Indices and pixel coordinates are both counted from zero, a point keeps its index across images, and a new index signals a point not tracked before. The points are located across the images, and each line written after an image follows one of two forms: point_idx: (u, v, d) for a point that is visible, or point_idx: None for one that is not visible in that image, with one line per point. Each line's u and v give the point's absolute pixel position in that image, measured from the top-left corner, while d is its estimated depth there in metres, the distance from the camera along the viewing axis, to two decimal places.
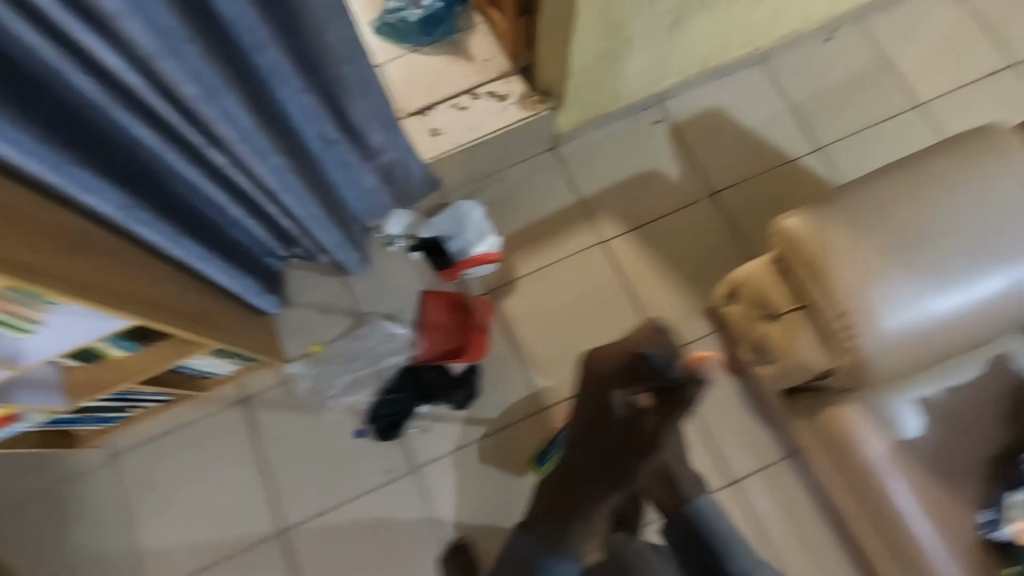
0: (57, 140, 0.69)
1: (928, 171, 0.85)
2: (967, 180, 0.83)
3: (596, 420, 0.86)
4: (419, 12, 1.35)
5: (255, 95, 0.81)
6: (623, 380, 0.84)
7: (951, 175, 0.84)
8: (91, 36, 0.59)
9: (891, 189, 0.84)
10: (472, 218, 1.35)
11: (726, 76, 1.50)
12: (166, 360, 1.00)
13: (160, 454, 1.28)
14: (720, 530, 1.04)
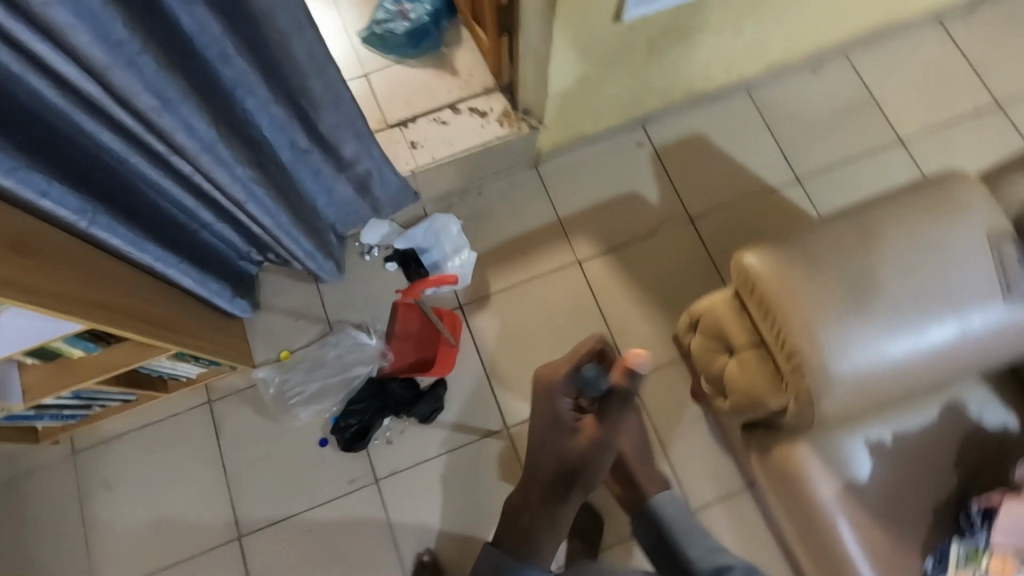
0: (16, 145, 0.69)
1: (888, 215, 0.86)
2: (926, 225, 0.84)
3: (547, 431, 0.85)
4: (406, 24, 1.37)
5: (221, 105, 0.81)
6: (566, 388, 0.85)
7: (911, 219, 0.85)
8: (43, 45, 0.59)
9: (850, 232, 0.85)
10: (449, 232, 1.37)
11: (710, 103, 1.52)
12: (127, 362, 1.01)
13: (122, 452, 1.28)
14: (691, 530, 0.92)
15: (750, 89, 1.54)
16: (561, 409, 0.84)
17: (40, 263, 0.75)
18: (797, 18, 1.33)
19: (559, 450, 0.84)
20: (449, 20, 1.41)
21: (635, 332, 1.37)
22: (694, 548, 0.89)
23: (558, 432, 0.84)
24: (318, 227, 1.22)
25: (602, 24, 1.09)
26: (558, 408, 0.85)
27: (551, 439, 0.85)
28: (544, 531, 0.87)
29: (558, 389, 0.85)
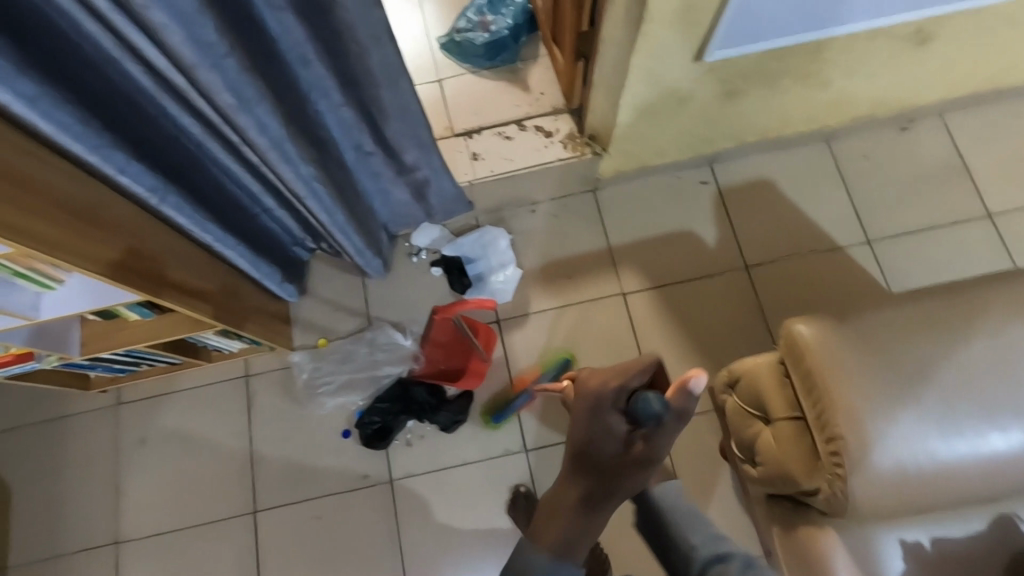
0: (103, 124, 0.74)
1: (956, 307, 0.81)
2: (998, 323, 0.79)
3: (593, 445, 0.72)
4: (485, 36, 1.40)
5: (295, 105, 0.84)
6: (618, 399, 0.73)
7: (979, 314, 0.80)
8: (141, 40, 0.63)
9: (912, 318, 0.81)
10: (498, 246, 1.38)
11: (784, 149, 1.46)
12: (174, 331, 1.06)
13: (159, 412, 1.35)
14: (691, 514, 0.85)
15: (831, 139, 1.47)
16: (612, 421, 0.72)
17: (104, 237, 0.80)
18: (892, 74, 1.26)
19: (607, 467, 0.71)
20: (528, 36, 1.43)
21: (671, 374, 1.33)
22: (694, 531, 0.84)
23: (608, 446, 0.71)
24: (372, 226, 1.24)
25: (682, 62, 1.06)
26: (609, 424, 0.72)
27: (598, 454, 0.71)
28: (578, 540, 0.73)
29: (610, 402, 0.73)
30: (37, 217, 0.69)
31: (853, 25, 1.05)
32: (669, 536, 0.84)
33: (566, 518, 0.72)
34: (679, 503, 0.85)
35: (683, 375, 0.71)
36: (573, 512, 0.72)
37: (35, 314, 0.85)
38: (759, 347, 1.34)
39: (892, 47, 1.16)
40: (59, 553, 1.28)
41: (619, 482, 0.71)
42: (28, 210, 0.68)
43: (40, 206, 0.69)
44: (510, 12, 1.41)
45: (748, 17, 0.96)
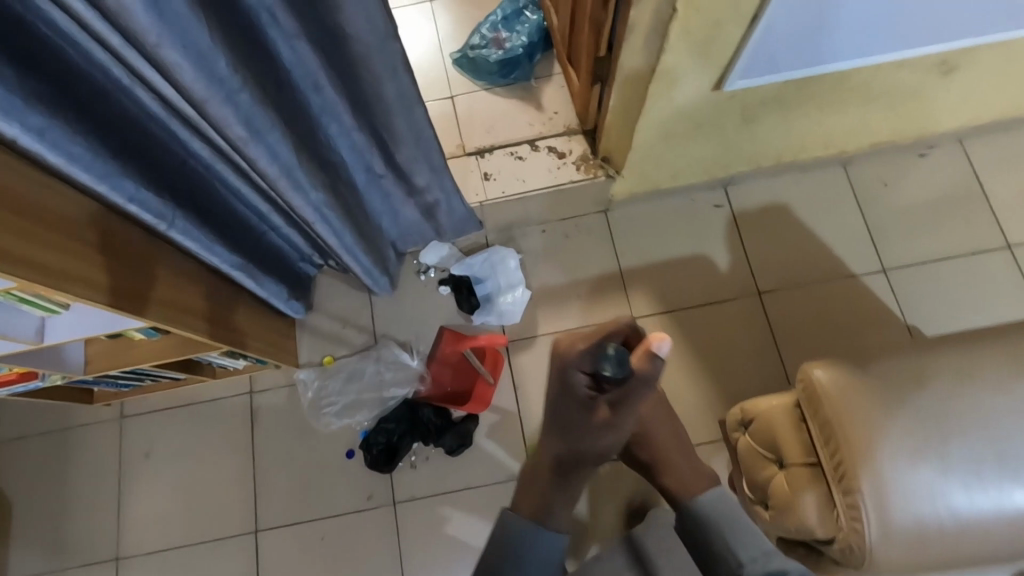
0: (113, 152, 0.72)
1: (981, 356, 0.79)
2: (1020, 374, 0.77)
3: (561, 407, 0.82)
4: (499, 53, 1.38)
5: (307, 131, 0.83)
6: (584, 364, 0.78)
7: (1001, 363, 0.78)
8: (152, 73, 0.61)
9: (934, 367, 0.79)
10: (508, 266, 1.36)
11: (800, 173, 1.44)
12: (176, 352, 1.05)
13: (163, 426, 1.34)
14: (739, 527, 0.93)
15: (848, 163, 1.44)
16: (576, 384, 0.78)
17: (111, 264, 0.78)
18: (915, 102, 1.23)
19: (572, 427, 0.81)
20: (542, 53, 1.41)
21: (680, 400, 1.31)
22: (742, 548, 0.91)
23: (572, 409, 0.81)
24: (379, 245, 1.23)
25: (700, 91, 1.04)
26: (573, 391, 0.79)
27: (564, 416, 0.82)
28: (550, 499, 0.92)
29: (574, 367, 0.78)
30: (47, 250, 0.68)
31: (877, 55, 1.02)
32: (718, 549, 0.93)
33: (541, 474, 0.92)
34: (727, 518, 0.94)
35: (650, 340, 0.74)
36: (546, 467, 0.90)
37: (39, 339, 0.84)
38: (770, 375, 1.32)
39: (914, 76, 1.13)
40: (60, 566, 1.27)
41: (583, 438, 0.82)
42: (35, 243, 0.66)
43: (47, 238, 0.68)
44: (524, 28, 1.39)
45: (771, 46, 0.93)
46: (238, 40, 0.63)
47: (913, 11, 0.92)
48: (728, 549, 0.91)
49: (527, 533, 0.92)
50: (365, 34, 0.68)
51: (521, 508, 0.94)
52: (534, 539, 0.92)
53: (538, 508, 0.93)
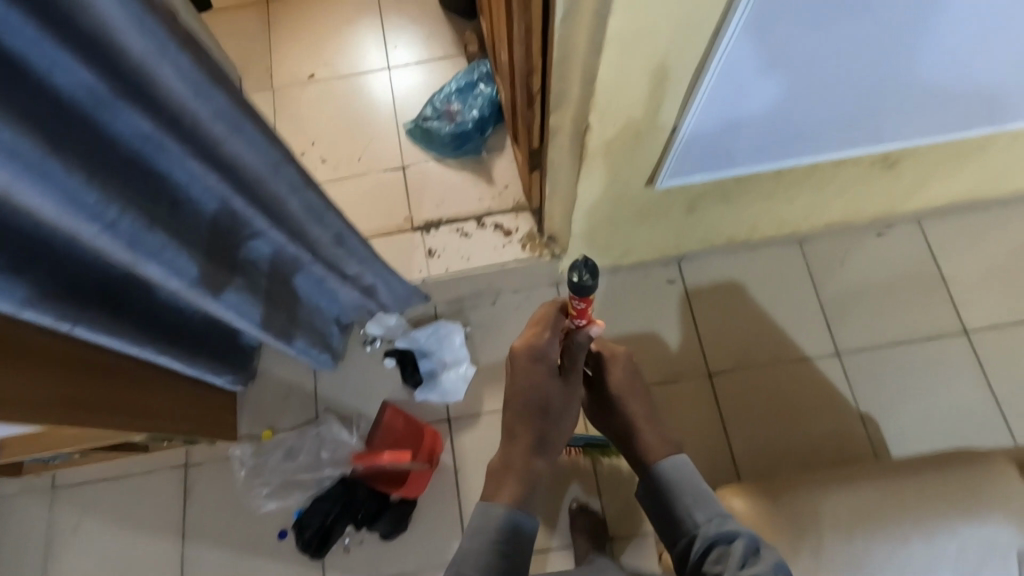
0: (9, 269, 0.68)
1: (883, 498, 0.88)
2: (912, 517, 0.86)
3: (542, 391, 0.80)
4: (450, 125, 1.37)
5: (216, 237, 0.81)
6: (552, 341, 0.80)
7: (900, 506, 0.87)
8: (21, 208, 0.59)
9: (840, 506, 0.88)
10: (453, 342, 1.34)
11: (755, 250, 1.42)
12: (88, 442, 1.02)
13: (93, 500, 1.30)
14: (701, 489, 0.86)
15: (804, 240, 1.42)
16: (548, 358, 0.80)
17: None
18: (864, 191, 1.21)
19: (549, 403, 0.80)
20: (494, 126, 1.40)
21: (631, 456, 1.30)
22: (700, 510, 0.85)
23: (551, 386, 0.80)
24: (317, 324, 1.21)
25: (633, 187, 1.03)
26: (550, 367, 0.80)
27: (546, 397, 0.80)
28: (533, 487, 0.79)
29: (545, 348, 0.79)
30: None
31: (810, 154, 1.01)
32: (677, 512, 0.86)
33: (519, 462, 0.80)
34: (693, 490, 0.86)
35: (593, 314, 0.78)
36: (524, 456, 0.80)
37: None
38: (718, 461, 1.28)
39: (859, 170, 1.11)
40: None
41: (559, 412, 0.81)
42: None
43: None
44: (477, 102, 1.38)
45: (697, 152, 0.93)
46: (115, 173, 0.62)
47: (839, 117, 0.91)
48: (686, 514, 0.85)
49: (510, 525, 0.77)
50: (256, 161, 0.67)
51: (501, 500, 0.78)
52: (518, 530, 0.77)
53: (519, 497, 0.78)
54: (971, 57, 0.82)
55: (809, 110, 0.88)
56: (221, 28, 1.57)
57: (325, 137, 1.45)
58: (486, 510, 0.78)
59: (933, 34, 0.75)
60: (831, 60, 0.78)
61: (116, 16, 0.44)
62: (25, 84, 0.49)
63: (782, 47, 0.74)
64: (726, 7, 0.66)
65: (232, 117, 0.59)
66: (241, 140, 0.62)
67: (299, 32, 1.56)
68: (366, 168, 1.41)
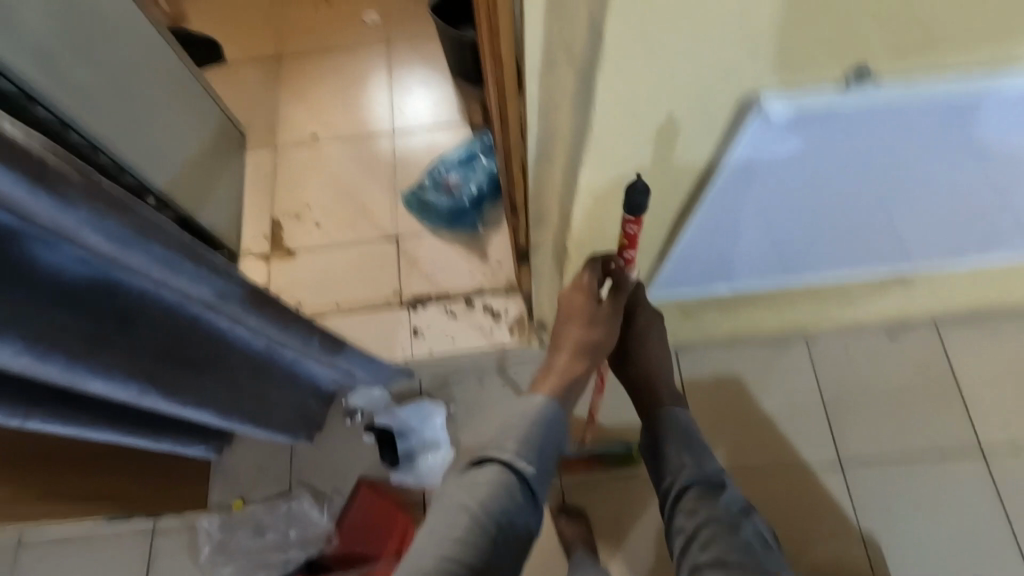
0: None
1: None
2: None
3: (584, 316, 0.76)
4: (447, 199, 1.34)
5: (174, 340, 0.78)
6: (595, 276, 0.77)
7: None
8: None
9: None
10: (434, 423, 1.29)
11: (757, 345, 1.35)
12: (25, 518, 0.97)
13: (54, 562, 1.25)
14: (698, 435, 0.80)
15: (811, 338, 1.34)
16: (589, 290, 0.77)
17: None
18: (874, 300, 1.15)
19: (588, 327, 0.76)
20: (492, 202, 1.37)
21: (622, 522, 1.23)
22: (693, 456, 0.78)
23: (590, 313, 0.76)
24: (296, 402, 1.17)
25: None
26: (592, 298, 0.77)
27: (586, 319, 0.76)
28: (573, 388, 0.74)
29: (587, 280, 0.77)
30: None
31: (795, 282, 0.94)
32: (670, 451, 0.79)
33: (559, 366, 0.75)
34: (690, 430, 0.80)
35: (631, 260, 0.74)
36: (565, 361, 0.75)
37: None
38: None
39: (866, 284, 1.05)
40: None
41: (598, 335, 0.76)
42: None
43: None
44: (476, 176, 1.35)
45: (689, 275, 0.87)
46: (45, 303, 0.58)
47: (844, 262, 0.85)
48: (676, 455, 0.78)
49: (542, 410, 0.69)
50: (203, 289, 0.64)
51: (537, 395, 0.72)
52: (550, 415, 0.69)
53: (560, 393, 0.72)
54: (991, 216, 0.76)
55: (799, 250, 0.82)
56: (230, 82, 1.57)
57: (322, 200, 1.43)
58: (527, 402, 0.70)
59: (943, 189, 0.69)
60: (832, 211, 0.72)
61: (19, 198, 0.40)
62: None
63: (755, 200, 0.68)
64: (711, 160, 0.63)
65: (167, 258, 0.55)
66: (184, 279, 0.59)
67: (306, 91, 1.55)
68: (360, 235, 1.38)
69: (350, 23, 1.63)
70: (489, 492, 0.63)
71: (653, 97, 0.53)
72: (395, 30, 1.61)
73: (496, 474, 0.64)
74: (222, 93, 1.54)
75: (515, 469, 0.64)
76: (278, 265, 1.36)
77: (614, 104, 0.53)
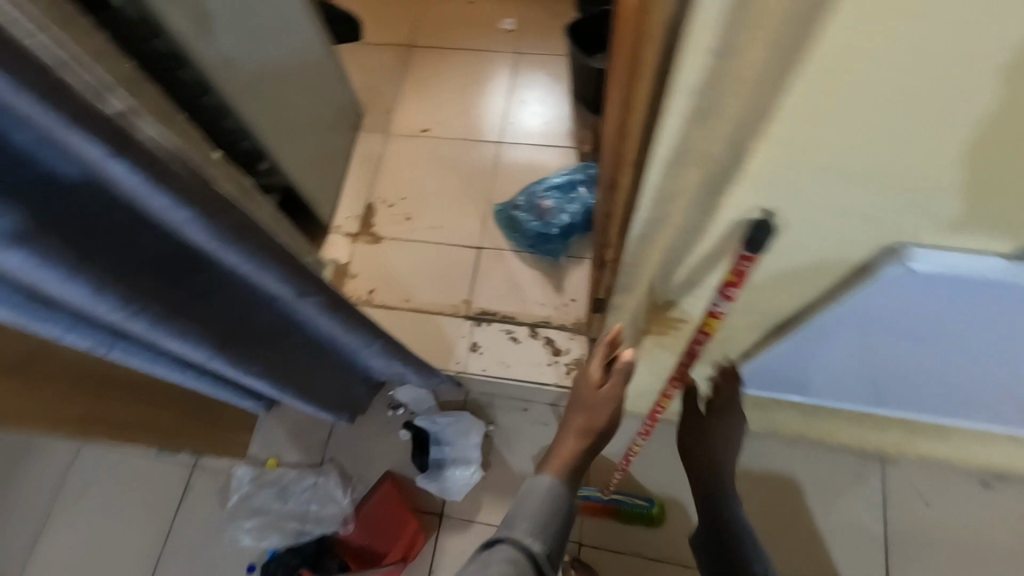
0: None
1: None
2: None
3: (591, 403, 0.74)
4: (537, 222, 1.32)
5: (251, 314, 0.81)
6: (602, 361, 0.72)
7: None
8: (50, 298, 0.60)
9: None
10: (470, 439, 1.28)
11: (825, 451, 1.24)
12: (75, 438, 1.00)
13: (107, 469, 1.36)
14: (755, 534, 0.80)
15: (888, 461, 1.22)
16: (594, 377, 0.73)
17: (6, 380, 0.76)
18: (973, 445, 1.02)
19: (594, 415, 0.74)
20: (581, 234, 1.34)
21: None
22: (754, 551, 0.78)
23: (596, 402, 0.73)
24: (348, 385, 1.20)
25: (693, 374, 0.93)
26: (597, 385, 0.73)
27: (592, 407, 0.74)
28: (578, 470, 0.75)
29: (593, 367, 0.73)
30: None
31: (859, 403, 0.87)
32: (732, 542, 0.79)
33: (565, 449, 0.75)
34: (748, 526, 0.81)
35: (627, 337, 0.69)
36: (571, 445, 0.75)
37: None
38: None
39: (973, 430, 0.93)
40: None
41: (603, 423, 0.74)
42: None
43: None
44: (571, 206, 1.32)
45: (769, 373, 0.83)
46: (143, 268, 0.62)
47: (941, 402, 0.79)
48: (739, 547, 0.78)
49: (550, 497, 0.70)
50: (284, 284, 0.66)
51: (543, 478, 0.73)
52: (554, 501, 0.70)
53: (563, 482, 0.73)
54: None
55: (892, 381, 0.77)
56: (361, 63, 1.63)
57: (417, 196, 1.45)
58: (530, 488, 0.71)
59: None
60: (947, 358, 0.67)
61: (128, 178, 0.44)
62: (58, 190, 0.51)
63: (866, 328, 0.63)
64: (843, 277, 0.56)
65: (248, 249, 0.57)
66: (268, 272, 0.62)
67: (428, 86, 1.59)
68: (444, 237, 1.39)
69: (486, 27, 1.64)
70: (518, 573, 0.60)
71: (786, 212, 0.48)
72: (527, 42, 1.61)
73: (510, 554, 0.62)
74: (352, 72, 1.61)
75: (526, 547, 0.63)
76: (361, 248, 1.40)
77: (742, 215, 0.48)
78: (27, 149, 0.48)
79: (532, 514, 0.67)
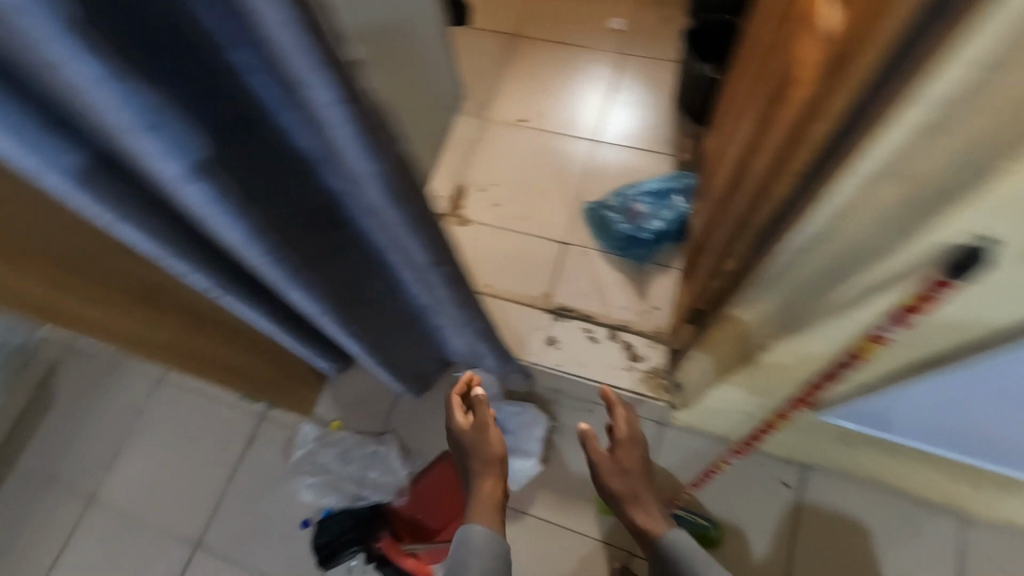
0: None
1: None
2: None
3: (476, 443, 1.03)
4: (628, 225, 1.31)
5: (363, 278, 0.82)
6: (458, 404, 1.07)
7: None
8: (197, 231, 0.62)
9: None
10: (533, 431, 1.29)
11: (899, 500, 1.19)
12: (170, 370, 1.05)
13: (182, 406, 1.42)
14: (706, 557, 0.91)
15: (968, 521, 1.16)
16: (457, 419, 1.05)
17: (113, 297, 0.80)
18: None
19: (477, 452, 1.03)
20: (670, 243, 1.32)
21: None
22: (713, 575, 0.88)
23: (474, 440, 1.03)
24: (423, 360, 1.21)
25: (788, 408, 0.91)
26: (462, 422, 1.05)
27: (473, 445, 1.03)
28: (499, 507, 0.99)
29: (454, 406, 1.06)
30: (48, 290, 0.69)
31: (935, 448, 0.89)
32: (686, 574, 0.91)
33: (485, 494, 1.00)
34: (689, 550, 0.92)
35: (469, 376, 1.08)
36: (489, 484, 1.01)
37: None
38: None
39: None
40: (48, 480, 1.40)
41: (485, 452, 1.02)
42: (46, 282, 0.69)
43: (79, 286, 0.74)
44: (665, 213, 1.30)
45: (867, 414, 0.84)
46: (288, 217, 0.63)
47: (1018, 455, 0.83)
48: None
49: (490, 541, 0.93)
50: (420, 253, 0.67)
51: (476, 527, 0.94)
52: (488, 535, 0.94)
53: (494, 527, 0.95)
54: None
55: (981, 435, 0.79)
56: (465, 49, 1.65)
57: (508, 184, 1.46)
58: (468, 535, 0.94)
59: None
60: None
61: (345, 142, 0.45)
62: (240, 130, 0.53)
63: (991, 392, 0.65)
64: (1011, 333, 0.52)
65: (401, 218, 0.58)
66: (411, 240, 0.63)
67: (530, 76, 1.59)
68: (530, 228, 1.40)
69: (593, 24, 1.63)
70: (482, 566, 0.90)
71: (993, 252, 0.43)
72: (634, 43, 1.60)
73: None
74: (456, 55, 1.62)
75: None
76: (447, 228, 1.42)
77: (937, 251, 0.46)
78: (245, 89, 0.49)
79: (481, 550, 0.92)
